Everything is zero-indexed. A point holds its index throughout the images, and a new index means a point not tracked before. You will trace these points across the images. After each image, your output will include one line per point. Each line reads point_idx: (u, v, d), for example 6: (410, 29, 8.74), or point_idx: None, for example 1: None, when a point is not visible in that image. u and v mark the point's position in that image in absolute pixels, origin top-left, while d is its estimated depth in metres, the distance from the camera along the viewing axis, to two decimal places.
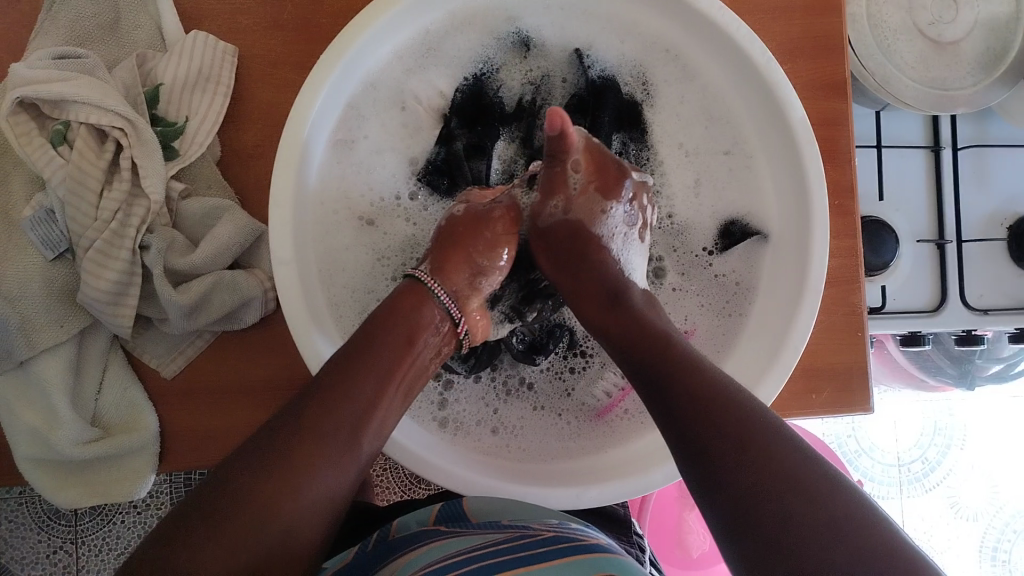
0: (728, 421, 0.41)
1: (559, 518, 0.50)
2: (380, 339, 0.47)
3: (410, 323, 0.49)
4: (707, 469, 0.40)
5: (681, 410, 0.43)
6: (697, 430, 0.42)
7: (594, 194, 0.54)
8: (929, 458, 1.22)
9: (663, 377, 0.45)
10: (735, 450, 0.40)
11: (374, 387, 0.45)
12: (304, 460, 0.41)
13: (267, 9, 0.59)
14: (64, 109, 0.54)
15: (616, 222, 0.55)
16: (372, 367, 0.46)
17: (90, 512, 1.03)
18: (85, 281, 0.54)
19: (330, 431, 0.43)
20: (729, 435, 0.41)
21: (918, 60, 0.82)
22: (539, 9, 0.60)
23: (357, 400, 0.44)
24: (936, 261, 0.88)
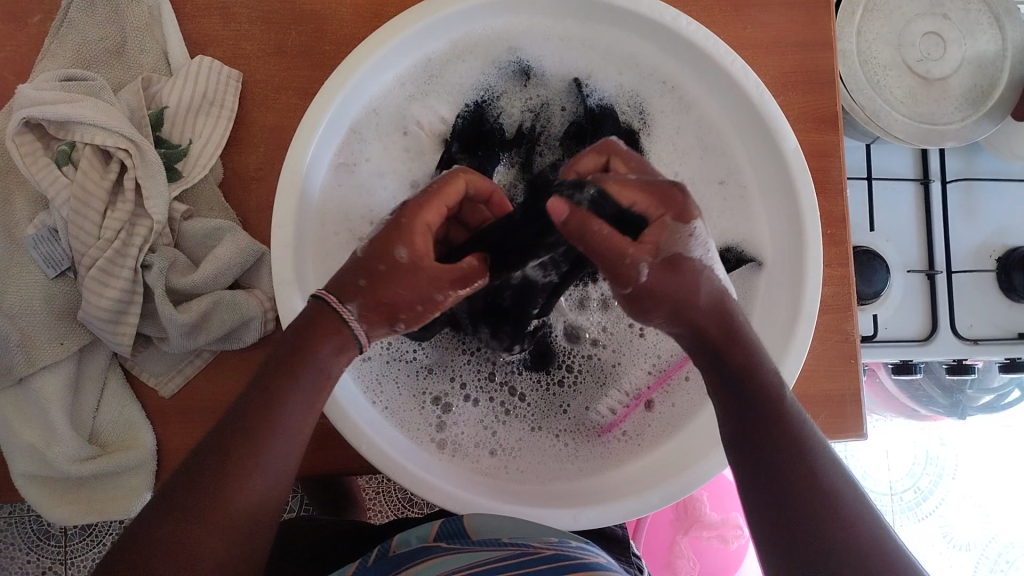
0: (804, 467, 0.42)
1: (558, 536, 0.50)
2: (282, 356, 0.44)
3: (309, 345, 0.44)
4: (777, 500, 0.42)
5: (757, 433, 0.43)
6: (774, 471, 0.43)
7: (672, 223, 0.42)
8: (922, 488, 1.23)
9: (744, 390, 0.44)
10: (805, 495, 0.42)
11: (281, 394, 0.43)
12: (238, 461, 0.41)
13: (273, 37, 0.60)
14: (70, 130, 0.55)
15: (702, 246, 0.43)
16: (288, 372, 0.43)
17: (79, 534, 1.01)
18: (86, 299, 0.54)
19: (248, 430, 0.42)
20: (798, 482, 0.42)
21: (907, 96, 0.84)
22: (539, 40, 0.62)
23: (279, 402, 0.43)
24: (926, 291, 0.89)
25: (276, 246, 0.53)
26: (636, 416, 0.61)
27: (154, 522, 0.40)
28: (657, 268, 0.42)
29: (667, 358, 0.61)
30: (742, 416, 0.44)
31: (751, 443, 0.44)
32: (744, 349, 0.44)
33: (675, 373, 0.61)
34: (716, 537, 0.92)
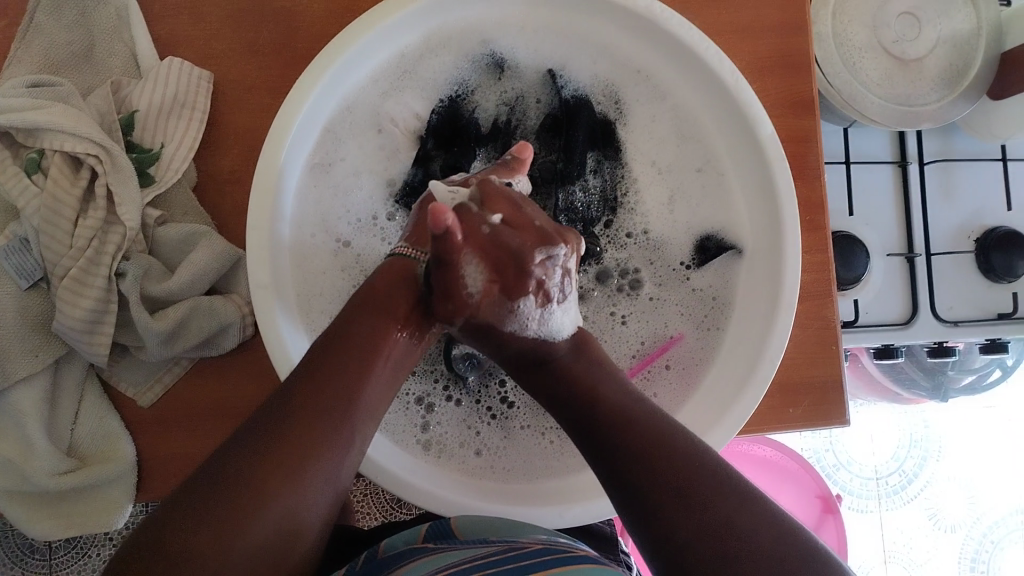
0: (659, 465, 0.45)
1: (548, 533, 0.50)
2: (364, 316, 0.49)
3: (393, 298, 0.50)
4: (643, 515, 0.45)
5: (615, 451, 0.47)
6: (635, 479, 0.45)
7: (498, 296, 0.46)
8: (907, 471, 1.24)
9: (600, 427, 0.48)
10: (672, 486, 0.44)
11: (363, 362, 0.48)
12: (298, 434, 0.44)
13: (243, 36, 0.59)
14: (38, 137, 0.54)
15: (526, 313, 0.47)
16: (359, 346, 0.48)
17: (64, 547, 1.01)
18: (60, 309, 0.53)
19: (329, 398, 0.46)
20: (661, 472, 0.45)
21: (883, 78, 0.84)
22: (513, 32, 0.61)
23: (343, 383, 0.46)
24: (906, 273, 0.90)
25: (252, 250, 0.53)
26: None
27: (233, 477, 0.42)
28: (487, 298, 0.47)
29: (650, 343, 0.62)
30: (610, 446, 0.47)
31: (626, 481, 0.46)
32: (603, 399, 0.49)
33: (657, 357, 0.62)
34: None
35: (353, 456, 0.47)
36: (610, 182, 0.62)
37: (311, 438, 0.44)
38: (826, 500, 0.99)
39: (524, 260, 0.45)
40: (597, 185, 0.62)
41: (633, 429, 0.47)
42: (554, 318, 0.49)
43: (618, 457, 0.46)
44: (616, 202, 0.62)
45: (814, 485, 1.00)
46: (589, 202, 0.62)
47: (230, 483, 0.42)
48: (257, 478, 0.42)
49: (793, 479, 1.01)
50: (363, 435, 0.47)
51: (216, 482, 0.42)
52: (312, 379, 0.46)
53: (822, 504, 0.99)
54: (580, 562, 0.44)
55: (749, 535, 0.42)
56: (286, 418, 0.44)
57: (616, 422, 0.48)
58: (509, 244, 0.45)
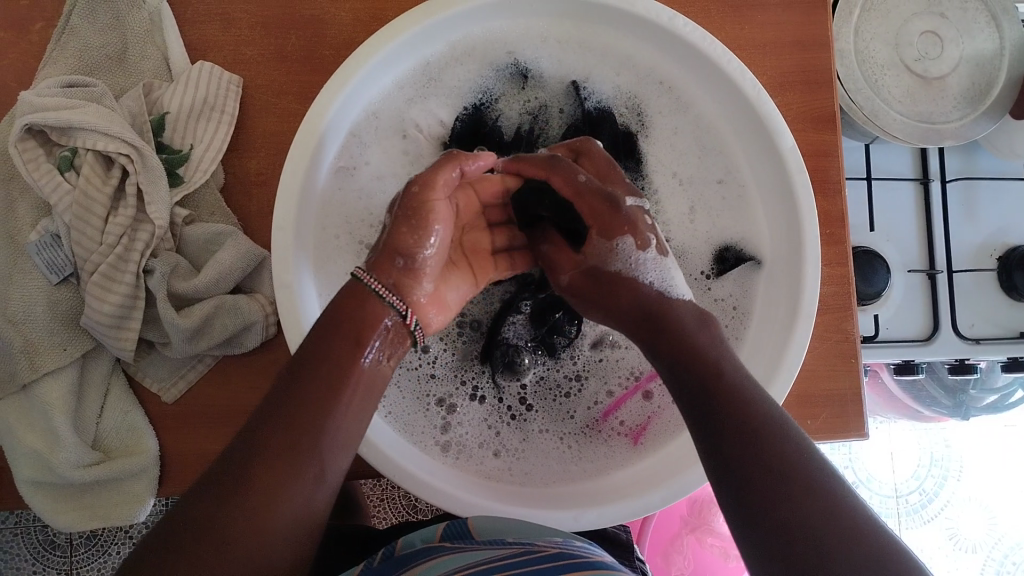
0: (776, 451, 0.40)
1: (563, 536, 0.50)
2: (326, 335, 0.45)
3: (356, 322, 0.45)
4: (745, 494, 0.39)
5: (722, 426, 0.42)
6: (743, 458, 0.40)
7: (596, 239, 0.48)
8: (927, 489, 1.23)
9: (712, 397, 0.43)
10: (791, 477, 0.39)
11: (326, 391, 0.43)
12: (262, 478, 0.40)
13: (272, 43, 0.61)
14: (72, 136, 0.55)
15: (637, 255, 0.48)
16: (324, 373, 0.43)
17: (84, 543, 1.02)
18: (88, 304, 0.54)
19: (291, 438, 0.41)
20: (776, 456, 0.40)
21: (905, 95, 0.84)
22: (537, 42, 0.62)
23: (308, 414, 0.42)
24: (927, 290, 0.89)
25: (277, 249, 0.53)
26: (634, 405, 0.61)
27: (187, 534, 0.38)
28: (596, 237, 0.48)
29: None
30: (715, 420, 0.42)
31: (731, 459, 0.41)
32: (726, 375, 0.44)
33: None
34: (720, 547, 0.92)
35: (326, 489, 0.43)
36: None
37: (273, 479, 0.40)
38: None
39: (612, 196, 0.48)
40: None
41: (748, 408, 0.42)
42: (659, 271, 0.48)
43: (726, 430, 0.42)
44: None
45: None
46: None
47: (195, 536, 0.38)
48: (212, 529, 0.38)
49: None
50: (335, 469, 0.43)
51: (180, 533, 0.38)
52: (274, 413, 0.42)
53: None
54: (596, 567, 0.43)
55: (878, 550, 0.36)
56: (249, 460, 0.40)
57: (732, 399, 0.42)
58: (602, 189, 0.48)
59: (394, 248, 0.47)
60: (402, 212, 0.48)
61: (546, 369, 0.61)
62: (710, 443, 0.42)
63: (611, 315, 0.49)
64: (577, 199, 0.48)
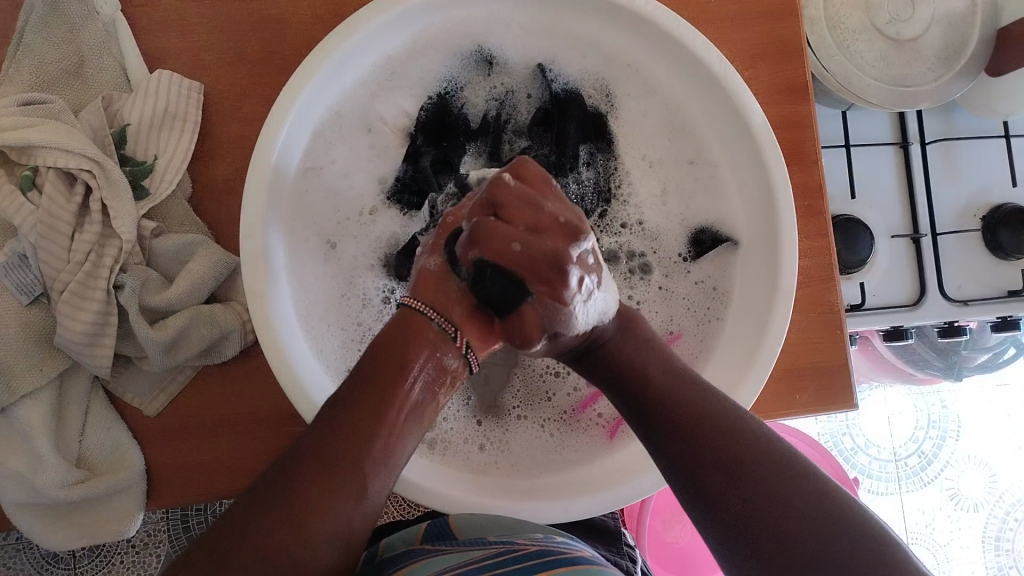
0: (720, 431, 0.45)
1: (543, 532, 0.51)
2: (374, 363, 0.46)
3: (402, 346, 0.46)
4: (691, 471, 0.45)
5: (652, 423, 0.47)
6: (688, 446, 0.45)
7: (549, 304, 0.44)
8: (926, 451, 1.23)
9: (644, 401, 0.48)
10: (735, 474, 0.43)
11: (364, 427, 0.44)
12: (303, 498, 0.41)
13: (231, 47, 0.60)
14: (31, 155, 0.54)
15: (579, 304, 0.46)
16: (363, 406, 0.44)
17: (88, 555, 1.02)
18: (61, 324, 0.54)
19: (321, 474, 0.42)
20: (723, 469, 0.44)
21: (879, 60, 0.83)
22: (502, 29, 0.61)
23: (355, 441, 0.43)
24: (912, 255, 0.89)
25: (247, 256, 0.53)
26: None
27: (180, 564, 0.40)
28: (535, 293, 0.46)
29: None
30: (649, 412, 0.47)
31: (672, 449, 0.46)
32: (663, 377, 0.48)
33: None
34: None
35: (369, 510, 0.43)
36: (603, 174, 0.62)
37: (296, 515, 0.41)
38: (842, 484, 0.97)
39: (558, 258, 0.44)
40: (591, 177, 0.61)
41: (681, 401, 0.47)
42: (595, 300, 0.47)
43: (665, 430, 0.46)
44: (610, 193, 0.62)
45: (831, 470, 0.98)
46: (583, 194, 0.61)
47: (236, 546, 0.40)
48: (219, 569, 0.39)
49: None
50: (377, 488, 0.44)
51: (227, 542, 0.40)
52: (314, 444, 0.43)
53: (840, 488, 0.97)
54: (571, 563, 0.44)
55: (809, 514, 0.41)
56: (296, 477, 0.42)
57: (668, 402, 0.47)
58: (548, 253, 0.44)
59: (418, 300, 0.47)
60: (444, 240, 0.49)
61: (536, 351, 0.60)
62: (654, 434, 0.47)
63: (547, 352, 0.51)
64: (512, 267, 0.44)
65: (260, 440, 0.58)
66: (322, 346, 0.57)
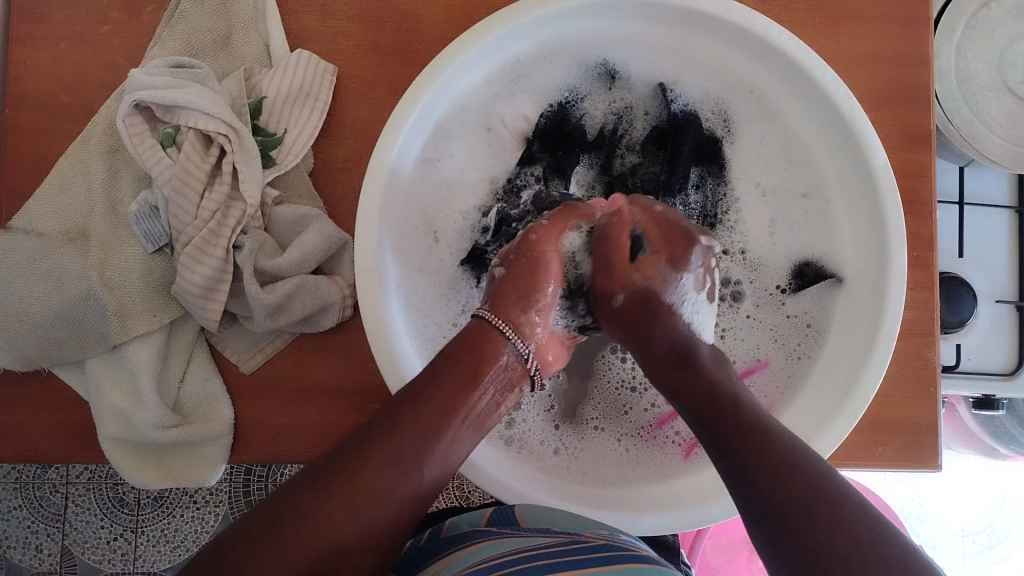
0: (771, 444, 0.45)
1: (610, 529, 0.52)
2: (449, 369, 0.48)
3: (476, 356, 0.48)
4: (766, 508, 0.43)
5: (718, 429, 0.47)
6: (770, 488, 0.43)
7: (663, 263, 0.51)
8: (996, 531, 1.17)
9: (716, 412, 0.48)
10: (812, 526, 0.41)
11: (433, 420, 0.46)
12: (372, 466, 0.44)
13: (367, 35, 0.62)
14: (176, 114, 0.58)
15: (685, 291, 0.51)
16: (434, 400, 0.47)
17: (152, 503, 1.07)
18: (181, 274, 0.57)
19: (388, 456, 0.44)
20: (797, 518, 0.42)
21: (1007, 119, 0.80)
22: (629, 45, 0.62)
23: (426, 431, 0.45)
24: (1017, 323, 0.85)
25: (361, 235, 0.55)
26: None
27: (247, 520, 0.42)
28: (631, 300, 0.51)
29: (739, 362, 0.61)
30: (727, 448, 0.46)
31: (750, 485, 0.44)
32: (721, 386, 0.49)
33: None
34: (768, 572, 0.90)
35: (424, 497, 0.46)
36: (711, 199, 0.62)
37: (359, 488, 0.43)
38: None
39: (687, 233, 0.51)
40: (697, 201, 0.62)
41: (739, 413, 0.47)
42: (699, 310, 0.52)
43: (729, 454, 0.46)
44: (716, 218, 0.62)
45: (897, 535, 0.94)
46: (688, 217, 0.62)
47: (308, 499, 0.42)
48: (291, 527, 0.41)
49: None
50: (435, 478, 0.46)
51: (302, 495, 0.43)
52: (384, 425, 0.46)
53: None
54: (640, 560, 0.45)
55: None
56: (366, 454, 0.44)
57: (725, 411, 0.48)
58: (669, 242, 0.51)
59: (498, 302, 0.50)
60: (523, 258, 0.51)
61: (612, 367, 0.61)
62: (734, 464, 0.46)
63: (640, 346, 0.52)
64: (653, 228, 0.52)
65: (348, 412, 0.60)
66: (418, 331, 0.59)
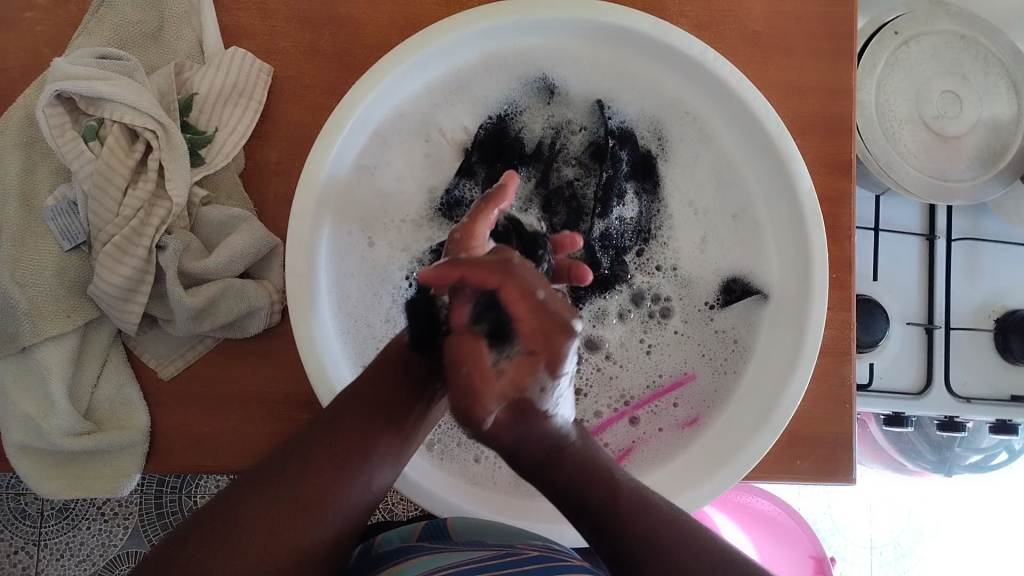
0: (642, 512, 0.45)
1: (541, 540, 0.53)
2: (377, 389, 0.46)
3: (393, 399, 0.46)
4: (607, 536, 0.44)
5: (577, 501, 0.44)
6: (644, 555, 0.44)
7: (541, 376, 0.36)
8: (902, 544, 1.22)
9: (584, 495, 0.44)
10: (660, 565, 0.44)
11: (374, 434, 0.46)
12: (323, 462, 0.45)
13: (305, 37, 0.61)
14: (100, 107, 0.56)
15: (558, 391, 0.38)
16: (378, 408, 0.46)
17: (55, 515, 1.01)
18: (99, 274, 0.54)
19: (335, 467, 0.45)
20: (645, 565, 0.44)
21: (921, 151, 0.85)
22: (569, 61, 0.62)
23: (357, 442, 0.45)
24: (924, 346, 0.90)
25: (293, 239, 0.54)
26: (620, 429, 0.61)
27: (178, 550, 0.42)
28: (505, 413, 0.36)
29: (666, 376, 0.63)
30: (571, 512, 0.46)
31: (623, 551, 0.44)
32: (572, 462, 0.44)
33: (667, 393, 0.62)
34: None
35: (359, 502, 0.46)
36: (646, 215, 0.63)
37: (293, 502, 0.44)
38: (819, 561, 0.97)
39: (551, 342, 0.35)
40: (633, 217, 0.63)
41: (599, 467, 0.45)
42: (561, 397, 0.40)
43: (600, 518, 0.45)
44: (649, 234, 0.63)
45: (808, 545, 0.99)
46: (622, 232, 0.62)
47: (247, 502, 0.43)
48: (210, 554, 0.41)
49: (786, 540, 1.00)
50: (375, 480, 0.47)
51: (240, 500, 0.43)
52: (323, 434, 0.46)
53: (815, 565, 0.98)
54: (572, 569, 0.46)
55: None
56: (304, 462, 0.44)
57: (598, 480, 0.44)
58: (560, 317, 0.35)
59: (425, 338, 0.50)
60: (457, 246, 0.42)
61: None
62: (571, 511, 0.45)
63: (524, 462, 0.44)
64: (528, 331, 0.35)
65: (272, 419, 0.58)
66: (348, 337, 0.59)
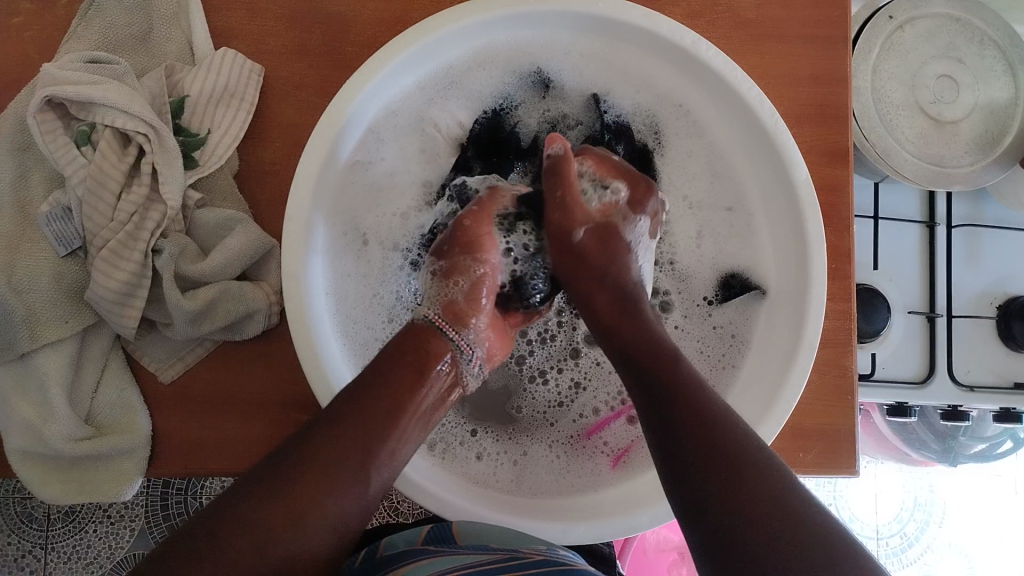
0: (696, 392, 0.45)
1: (549, 546, 0.51)
2: (392, 370, 0.47)
3: (421, 351, 0.48)
4: (657, 401, 0.45)
5: (647, 370, 0.47)
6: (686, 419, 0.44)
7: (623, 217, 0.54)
8: (908, 534, 1.21)
9: (641, 358, 0.47)
10: (701, 432, 0.43)
11: (384, 419, 0.45)
12: (330, 455, 0.44)
13: (297, 36, 0.61)
14: (91, 111, 0.55)
15: (638, 234, 0.55)
16: (383, 396, 0.46)
17: (62, 519, 1.01)
18: (95, 279, 0.54)
19: (343, 461, 0.44)
20: (692, 422, 0.43)
21: (918, 137, 0.84)
22: (562, 55, 0.62)
23: (365, 426, 0.45)
24: (926, 333, 0.90)
25: (288, 239, 0.54)
26: (617, 427, 0.61)
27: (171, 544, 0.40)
28: (590, 236, 0.53)
29: None
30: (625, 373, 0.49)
31: (674, 417, 0.44)
32: (650, 343, 0.48)
33: None
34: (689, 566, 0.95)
35: (364, 504, 0.45)
36: None
37: (297, 497, 0.42)
38: None
39: (618, 280, 0.52)
40: None
41: (661, 353, 0.47)
42: (641, 245, 0.56)
43: (660, 394, 0.45)
44: None
45: None
46: None
47: (249, 508, 0.42)
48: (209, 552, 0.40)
49: None
50: (378, 483, 0.45)
51: (240, 498, 0.42)
52: (334, 427, 0.45)
53: None
54: None
55: (798, 517, 0.39)
56: (307, 458, 0.43)
57: (659, 362, 0.47)
58: (606, 263, 0.52)
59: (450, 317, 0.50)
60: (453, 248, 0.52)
61: (537, 391, 0.61)
62: (641, 390, 0.47)
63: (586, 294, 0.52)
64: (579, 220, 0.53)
65: (274, 421, 0.58)
66: (347, 339, 0.58)
